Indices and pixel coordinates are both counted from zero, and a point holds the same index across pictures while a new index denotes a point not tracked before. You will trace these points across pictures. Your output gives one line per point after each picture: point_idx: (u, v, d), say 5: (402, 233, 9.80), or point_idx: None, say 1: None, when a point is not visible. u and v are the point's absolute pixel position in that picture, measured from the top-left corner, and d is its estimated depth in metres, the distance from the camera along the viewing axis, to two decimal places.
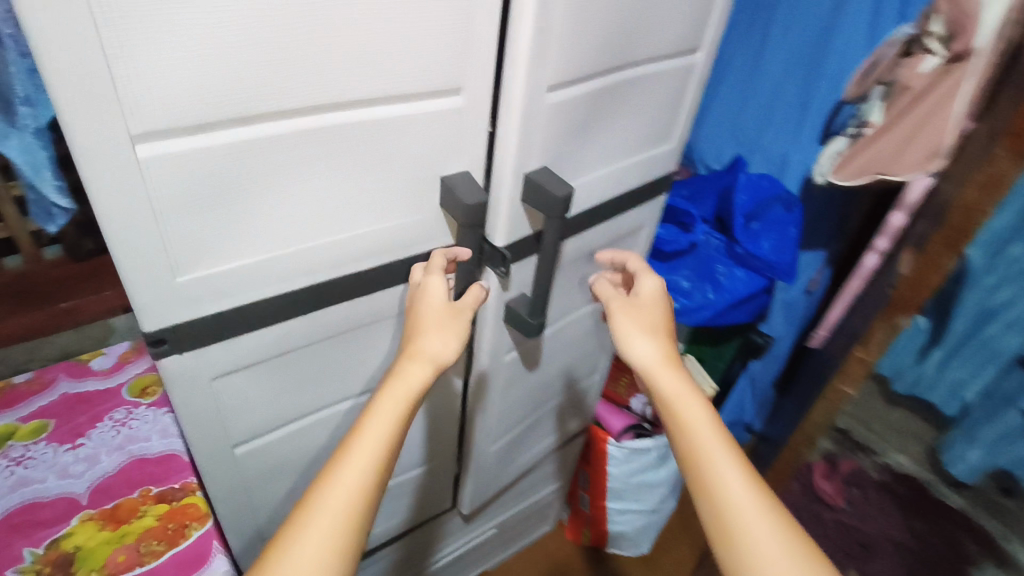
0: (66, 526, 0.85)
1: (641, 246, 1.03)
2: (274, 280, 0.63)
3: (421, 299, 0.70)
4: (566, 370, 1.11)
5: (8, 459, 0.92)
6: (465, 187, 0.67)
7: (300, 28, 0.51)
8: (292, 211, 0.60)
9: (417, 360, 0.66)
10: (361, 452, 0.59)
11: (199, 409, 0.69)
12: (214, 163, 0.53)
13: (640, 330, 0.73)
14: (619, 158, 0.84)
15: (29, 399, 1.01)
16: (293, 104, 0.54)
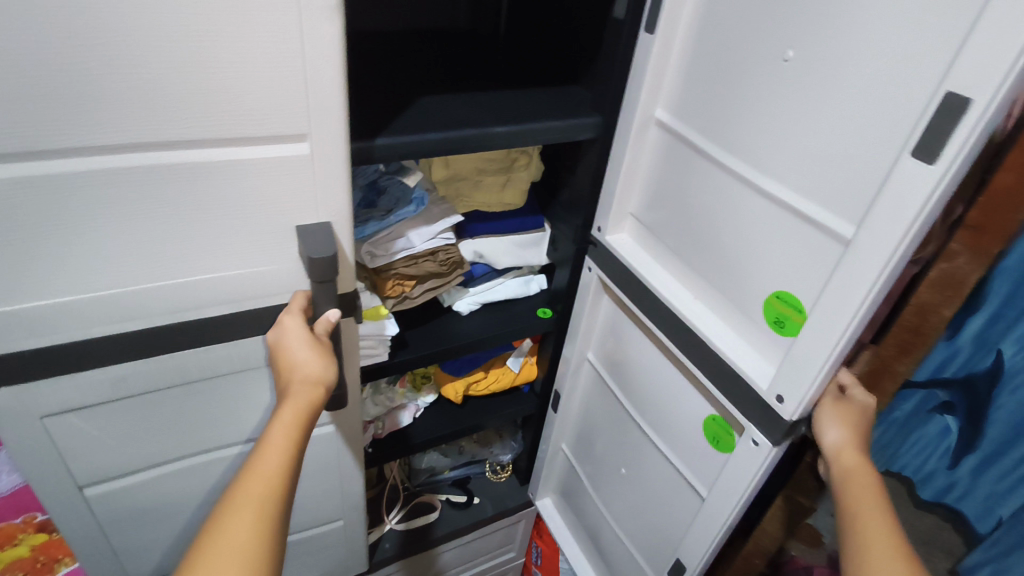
0: None
1: (594, 318, 0.96)
2: (100, 320, 0.60)
3: (281, 341, 0.63)
4: (608, 465, 1.00)
5: None
6: (319, 238, 0.62)
7: (99, 58, 0.47)
8: (114, 251, 0.57)
9: (307, 380, 0.59)
10: (266, 465, 0.53)
11: (32, 445, 0.65)
12: (16, 196, 0.50)
13: (842, 427, 0.60)
14: (682, 252, 0.77)
15: None
16: (101, 141, 0.50)
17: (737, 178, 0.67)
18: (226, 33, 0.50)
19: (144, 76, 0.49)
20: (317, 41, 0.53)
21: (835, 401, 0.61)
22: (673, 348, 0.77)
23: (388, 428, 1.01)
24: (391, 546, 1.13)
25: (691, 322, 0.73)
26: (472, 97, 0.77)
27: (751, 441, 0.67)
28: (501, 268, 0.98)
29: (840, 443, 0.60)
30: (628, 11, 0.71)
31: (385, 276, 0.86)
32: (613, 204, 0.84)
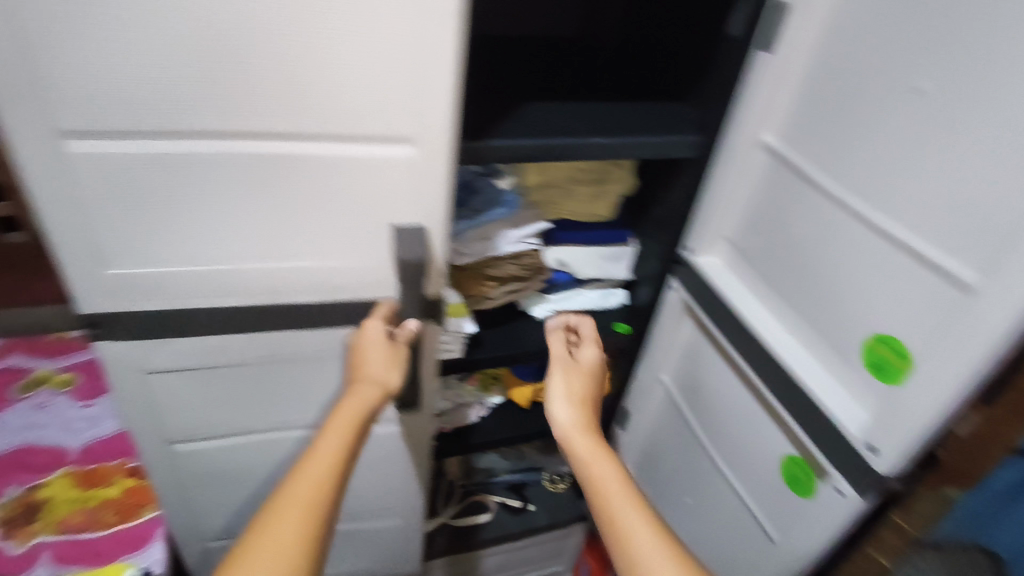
0: (48, 476, 0.93)
1: (674, 340, 0.93)
2: (207, 292, 0.64)
3: (361, 340, 0.67)
4: (674, 493, 0.97)
5: (35, 402, 1.04)
6: (408, 241, 0.64)
7: (232, 53, 0.50)
8: (225, 229, 0.60)
9: (370, 379, 0.63)
10: (327, 454, 0.56)
11: (137, 400, 0.71)
12: (148, 169, 0.55)
13: (566, 394, 0.65)
14: (779, 282, 0.74)
15: (70, 354, 1.14)
16: (225, 126, 0.54)
17: (850, 212, 0.63)
18: (348, 32, 0.52)
19: (271, 69, 0.52)
20: (430, 44, 0.54)
21: (565, 363, 0.69)
22: (755, 379, 0.73)
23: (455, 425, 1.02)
24: (442, 540, 1.15)
25: (777, 353, 0.70)
26: (572, 107, 0.76)
27: (833, 489, 0.64)
28: (583, 279, 0.97)
29: (566, 408, 0.63)
30: (745, 30, 0.68)
31: (469, 275, 0.87)
32: (708, 225, 0.82)
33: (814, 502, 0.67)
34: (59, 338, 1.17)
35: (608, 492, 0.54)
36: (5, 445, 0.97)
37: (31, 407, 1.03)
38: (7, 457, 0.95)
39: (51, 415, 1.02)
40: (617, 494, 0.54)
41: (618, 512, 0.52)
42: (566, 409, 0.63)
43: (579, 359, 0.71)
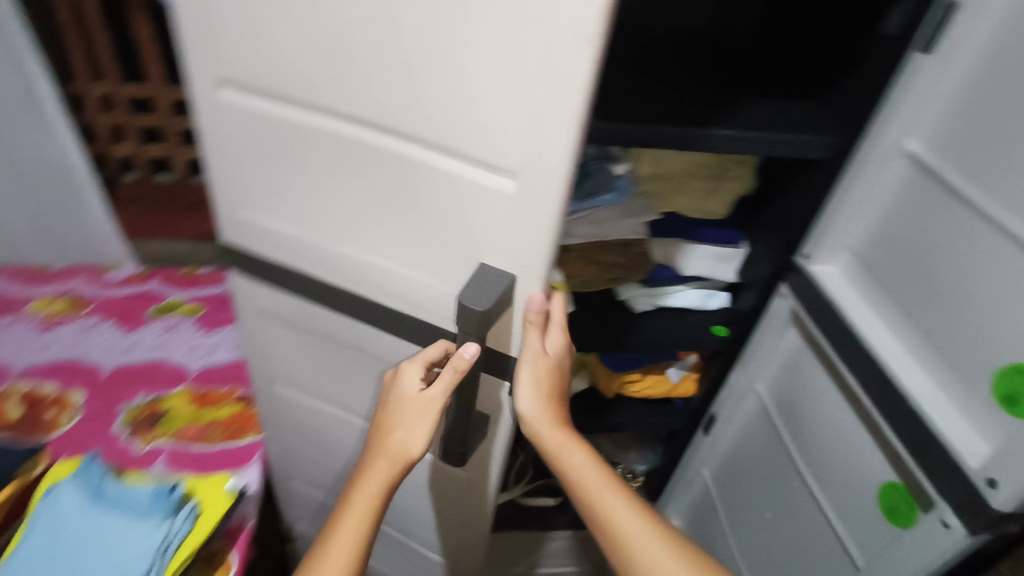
0: (170, 391, 1.04)
1: (776, 351, 0.91)
2: (317, 256, 0.69)
3: (398, 392, 0.62)
4: (756, 507, 0.94)
5: (166, 324, 1.16)
6: (478, 286, 0.57)
7: (354, 35, 0.50)
8: (339, 205, 0.63)
9: (392, 451, 0.61)
10: (348, 535, 0.57)
11: (265, 329, 0.82)
12: (280, 129, 0.60)
13: (534, 387, 0.62)
14: (908, 300, 0.69)
15: (200, 287, 1.25)
16: (342, 108, 0.55)
17: (1003, 230, 0.58)
18: (463, 41, 0.46)
19: (386, 62, 0.50)
20: (557, 85, 0.45)
21: (530, 357, 0.62)
22: (863, 397, 0.70)
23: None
24: (510, 515, 1.19)
25: (893, 372, 0.66)
26: (701, 97, 0.74)
27: (939, 523, 0.59)
28: (687, 276, 0.94)
29: (542, 405, 0.62)
30: (904, 28, 0.64)
31: (571, 255, 0.88)
32: (830, 233, 0.79)
33: (913, 532, 0.63)
34: (191, 272, 1.28)
35: (600, 493, 0.59)
36: (139, 359, 1.08)
37: (163, 328, 1.15)
38: (140, 369, 1.07)
39: (179, 338, 1.14)
40: (592, 484, 0.60)
41: (610, 510, 0.58)
42: (542, 409, 0.62)
43: (547, 353, 0.63)
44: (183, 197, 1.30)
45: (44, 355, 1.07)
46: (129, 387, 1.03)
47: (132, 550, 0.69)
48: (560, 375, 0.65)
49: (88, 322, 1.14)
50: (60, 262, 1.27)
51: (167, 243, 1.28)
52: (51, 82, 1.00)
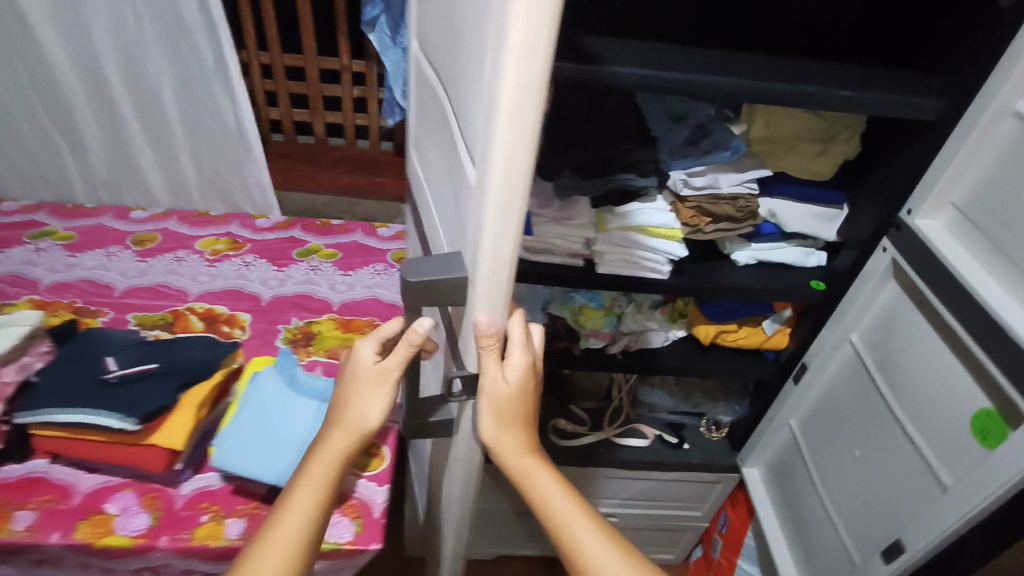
0: (319, 316, 1.21)
1: (869, 304, 0.99)
2: (431, 207, 0.83)
3: (354, 365, 0.71)
4: (845, 447, 1.03)
5: (310, 265, 1.33)
6: (434, 266, 0.61)
7: (451, 17, 0.62)
8: (436, 165, 0.76)
9: (349, 424, 0.69)
10: (304, 501, 0.67)
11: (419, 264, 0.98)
12: (428, 88, 0.78)
13: (496, 414, 0.70)
14: (1009, 246, 0.77)
15: (336, 235, 1.42)
16: (440, 76, 0.68)
17: None
18: (473, 26, 0.52)
19: (454, 42, 0.60)
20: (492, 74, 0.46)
21: (491, 383, 0.67)
22: (960, 330, 0.78)
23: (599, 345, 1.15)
24: (602, 450, 1.29)
25: (991, 306, 0.74)
26: (821, 63, 0.84)
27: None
28: (790, 232, 1.04)
29: (517, 434, 0.72)
30: (1016, 2, 0.75)
31: (686, 205, 0.98)
32: (935, 190, 0.86)
33: (1003, 445, 0.71)
34: (325, 223, 1.45)
35: (564, 513, 0.70)
36: (291, 290, 1.26)
37: (307, 268, 1.32)
38: (293, 298, 1.24)
39: (321, 276, 1.30)
40: (552, 502, 0.71)
41: (576, 531, 0.68)
42: (516, 437, 0.72)
43: (505, 379, 0.67)
44: (321, 156, 1.46)
45: (214, 283, 1.26)
46: (284, 313, 1.21)
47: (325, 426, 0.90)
48: (529, 405, 0.71)
49: (246, 260, 1.33)
50: (217, 209, 1.47)
51: (307, 196, 1.46)
52: (233, 49, 1.17)
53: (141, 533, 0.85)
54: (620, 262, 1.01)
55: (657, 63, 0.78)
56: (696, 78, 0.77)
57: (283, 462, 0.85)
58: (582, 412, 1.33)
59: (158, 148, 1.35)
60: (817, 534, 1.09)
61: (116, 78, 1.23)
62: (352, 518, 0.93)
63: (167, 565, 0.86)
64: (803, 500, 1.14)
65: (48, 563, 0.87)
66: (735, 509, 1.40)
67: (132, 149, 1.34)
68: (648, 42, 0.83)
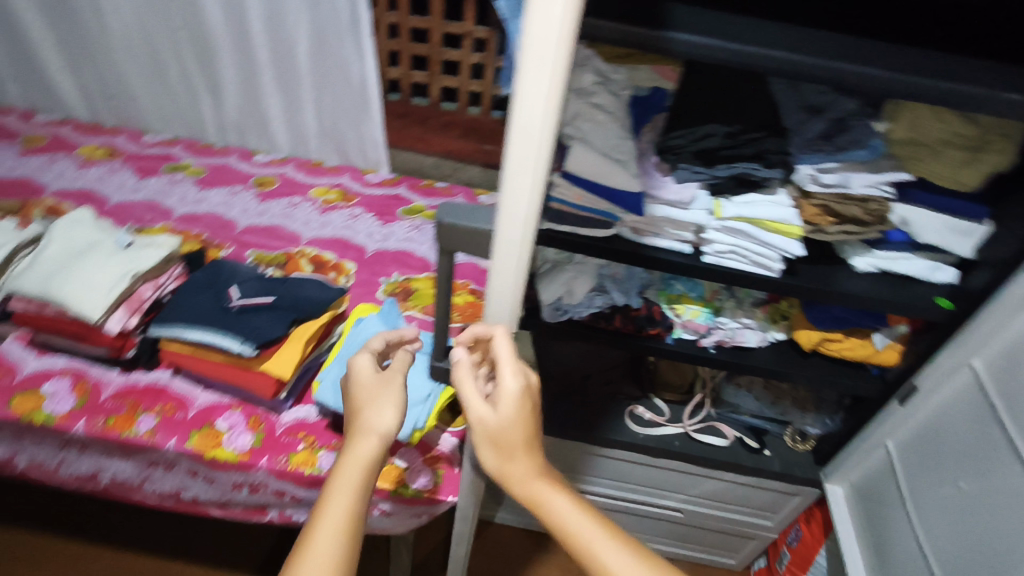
0: (418, 274, 1.26)
1: (1000, 329, 0.91)
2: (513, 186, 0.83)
3: (356, 380, 0.77)
4: (950, 478, 0.96)
5: (414, 223, 1.37)
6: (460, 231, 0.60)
7: None
8: None
9: (366, 434, 0.70)
10: (336, 504, 0.63)
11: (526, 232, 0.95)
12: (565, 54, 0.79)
13: (496, 438, 0.69)
14: None
15: (440, 198, 1.46)
16: None
17: None
18: None
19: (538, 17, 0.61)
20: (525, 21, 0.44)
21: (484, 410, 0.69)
22: None
23: (690, 338, 1.12)
24: (678, 444, 1.26)
25: None
26: (984, 63, 0.77)
27: None
28: (920, 243, 0.97)
29: (521, 457, 0.69)
30: None
31: (812, 202, 0.94)
32: None
33: None
34: (430, 185, 1.49)
35: (583, 532, 0.64)
36: (393, 246, 1.31)
37: (411, 226, 1.37)
38: (395, 253, 1.29)
39: (422, 236, 1.35)
40: (572, 524, 0.65)
41: (598, 551, 0.63)
42: (519, 461, 0.69)
43: (498, 407, 0.68)
44: (433, 120, 1.50)
45: (324, 231, 1.33)
46: (387, 266, 1.26)
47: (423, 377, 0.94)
48: (529, 426, 0.69)
49: (355, 211, 1.39)
50: (331, 161, 1.54)
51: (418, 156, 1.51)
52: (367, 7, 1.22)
53: (245, 451, 0.92)
54: (731, 255, 0.97)
55: (804, 48, 0.74)
56: (846, 67, 0.73)
57: None
58: (662, 403, 1.30)
59: (286, 97, 1.43)
60: (905, 565, 1.03)
61: (258, 26, 1.32)
62: (434, 469, 0.97)
63: (264, 485, 0.93)
64: (891, 527, 1.08)
65: (162, 465, 0.96)
66: (808, 526, 1.35)
67: (263, 95, 1.43)
68: (798, 25, 0.78)
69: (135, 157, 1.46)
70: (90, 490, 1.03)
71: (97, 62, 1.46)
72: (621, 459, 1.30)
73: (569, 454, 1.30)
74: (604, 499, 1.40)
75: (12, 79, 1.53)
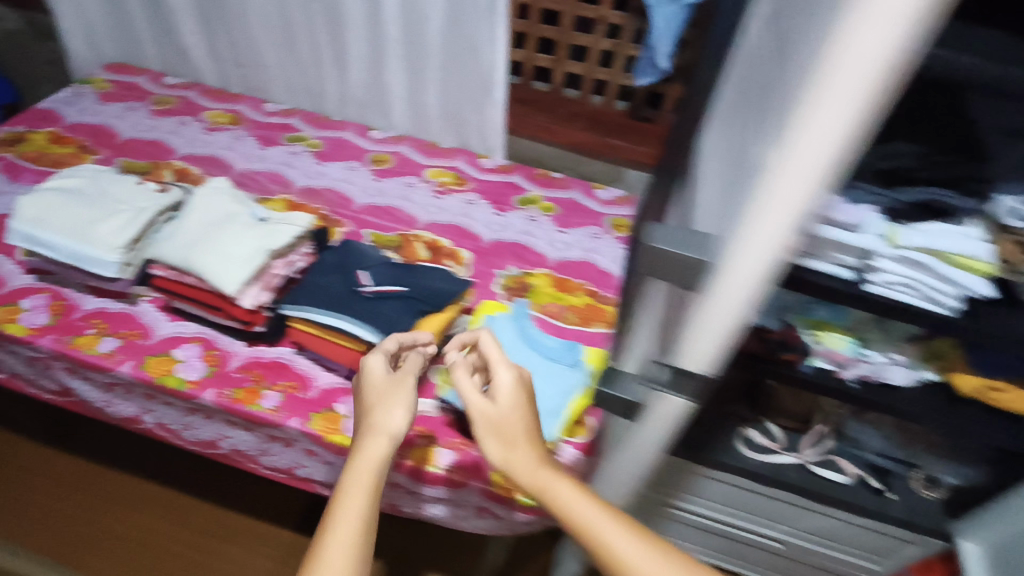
0: (535, 269, 1.22)
1: None
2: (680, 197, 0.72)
3: (370, 380, 0.74)
4: None
5: (530, 215, 1.34)
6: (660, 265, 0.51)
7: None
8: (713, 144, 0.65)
9: (375, 434, 0.66)
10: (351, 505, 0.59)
11: None
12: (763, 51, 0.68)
13: (501, 432, 0.67)
14: None
15: (557, 189, 1.41)
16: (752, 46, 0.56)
17: None
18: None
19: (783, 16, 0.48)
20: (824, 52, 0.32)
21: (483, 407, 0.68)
22: None
23: (828, 369, 1.03)
24: (794, 475, 1.19)
25: None
26: None
27: None
28: None
29: (527, 447, 0.66)
30: None
31: (1009, 237, 0.81)
32: None
33: None
34: (546, 175, 1.44)
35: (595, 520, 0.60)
36: (510, 238, 1.28)
37: (527, 217, 1.33)
38: (510, 246, 1.26)
39: (538, 229, 1.31)
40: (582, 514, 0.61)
41: (609, 537, 0.59)
42: (523, 452, 0.66)
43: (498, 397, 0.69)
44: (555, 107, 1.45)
45: (439, 216, 1.30)
46: (504, 259, 1.23)
47: (550, 385, 0.89)
48: (528, 418, 0.69)
49: (471, 198, 1.36)
50: (446, 142, 1.51)
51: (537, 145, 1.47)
52: None
53: None
54: (902, 287, 0.82)
55: None
56: None
57: None
58: (776, 429, 1.23)
59: (410, 74, 1.41)
60: None
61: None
62: None
63: (380, 473, 0.92)
64: None
65: (282, 441, 0.96)
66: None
67: (387, 71, 1.41)
68: None
69: (259, 126, 1.48)
70: (208, 454, 1.06)
71: (229, 28, 1.48)
72: (727, 483, 1.23)
73: (672, 471, 1.24)
74: (699, 519, 1.34)
75: (149, 39, 1.57)
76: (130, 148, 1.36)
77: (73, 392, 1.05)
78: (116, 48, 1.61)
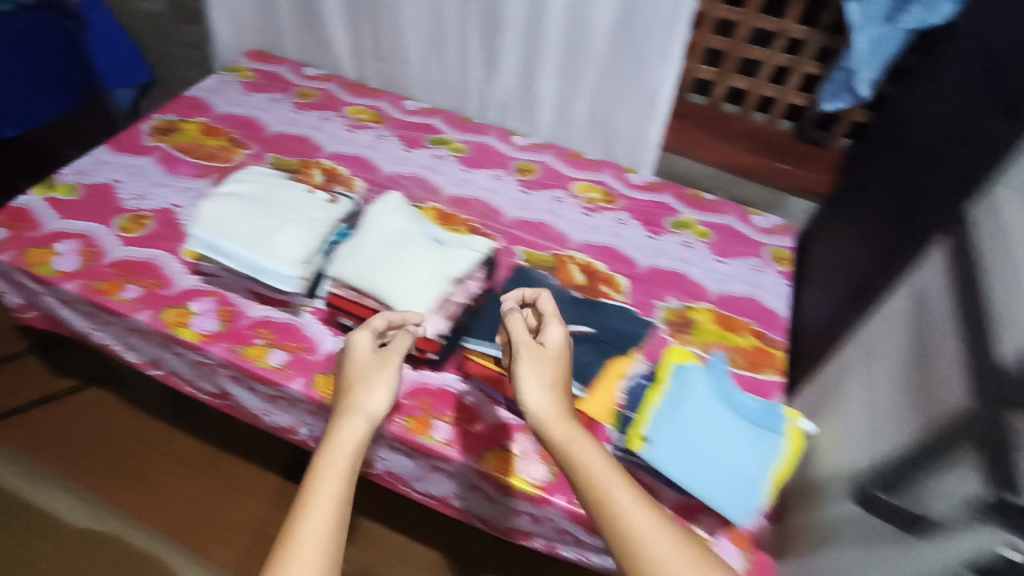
0: (695, 302, 1.15)
1: None
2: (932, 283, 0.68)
3: (352, 355, 0.73)
4: None
5: (685, 240, 1.25)
6: None
7: None
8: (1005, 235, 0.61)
9: (353, 414, 0.65)
10: (330, 480, 0.59)
11: (886, 324, 0.79)
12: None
13: (539, 381, 0.68)
14: None
15: (710, 212, 1.32)
16: None
17: None
18: None
19: None
20: None
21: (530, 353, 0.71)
22: None
23: None
24: None
25: None
26: None
27: None
28: None
29: (550, 397, 0.66)
30: None
31: None
32: None
33: None
34: (696, 196, 1.36)
35: (606, 478, 0.59)
36: (665, 265, 1.20)
37: (681, 243, 1.25)
38: (667, 275, 1.18)
39: (694, 256, 1.23)
40: (595, 474, 0.60)
41: (617, 495, 0.57)
42: (547, 402, 0.66)
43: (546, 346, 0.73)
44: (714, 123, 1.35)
45: (591, 235, 1.24)
46: (663, 289, 1.16)
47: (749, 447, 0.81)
48: (561, 379, 0.70)
49: (621, 216, 1.29)
50: (589, 152, 1.44)
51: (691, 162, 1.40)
52: None
53: (540, 484, 0.83)
54: None
55: None
56: None
57: (719, 478, 0.78)
58: None
59: (563, 81, 1.34)
60: None
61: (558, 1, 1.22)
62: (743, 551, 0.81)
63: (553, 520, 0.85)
64: None
65: (444, 472, 0.90)
66: None
67: (539, 76, 1.35)
68: None
69: (399, 125, 1.44)
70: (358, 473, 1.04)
71: (377, 22, 1.44)
72: None
73: None
74: None
75: (292, 28, 1.55)
76: (277, 143, 1.35)
77: (232, 396, 1.05)
78: (259, 36, 1.59)
